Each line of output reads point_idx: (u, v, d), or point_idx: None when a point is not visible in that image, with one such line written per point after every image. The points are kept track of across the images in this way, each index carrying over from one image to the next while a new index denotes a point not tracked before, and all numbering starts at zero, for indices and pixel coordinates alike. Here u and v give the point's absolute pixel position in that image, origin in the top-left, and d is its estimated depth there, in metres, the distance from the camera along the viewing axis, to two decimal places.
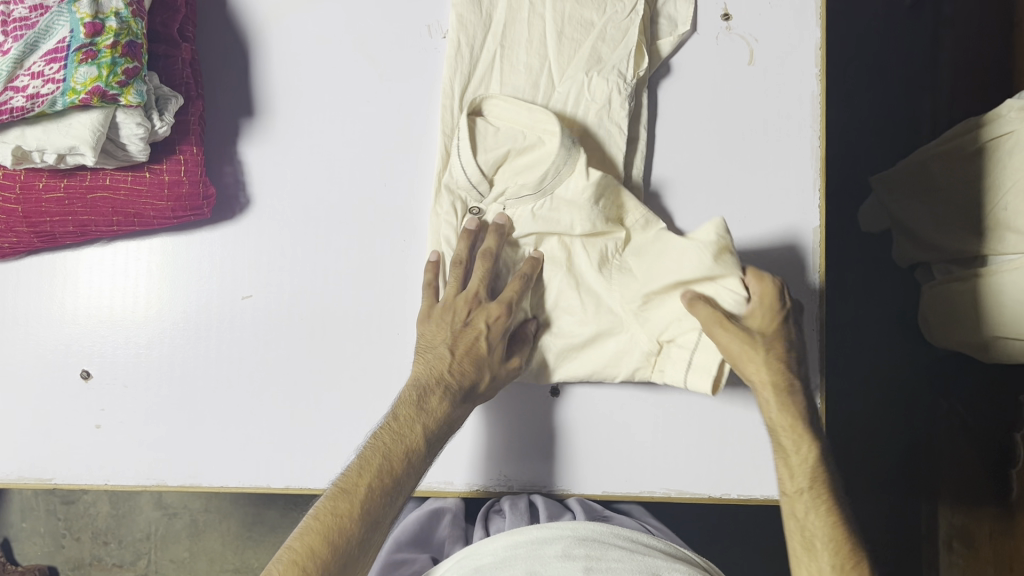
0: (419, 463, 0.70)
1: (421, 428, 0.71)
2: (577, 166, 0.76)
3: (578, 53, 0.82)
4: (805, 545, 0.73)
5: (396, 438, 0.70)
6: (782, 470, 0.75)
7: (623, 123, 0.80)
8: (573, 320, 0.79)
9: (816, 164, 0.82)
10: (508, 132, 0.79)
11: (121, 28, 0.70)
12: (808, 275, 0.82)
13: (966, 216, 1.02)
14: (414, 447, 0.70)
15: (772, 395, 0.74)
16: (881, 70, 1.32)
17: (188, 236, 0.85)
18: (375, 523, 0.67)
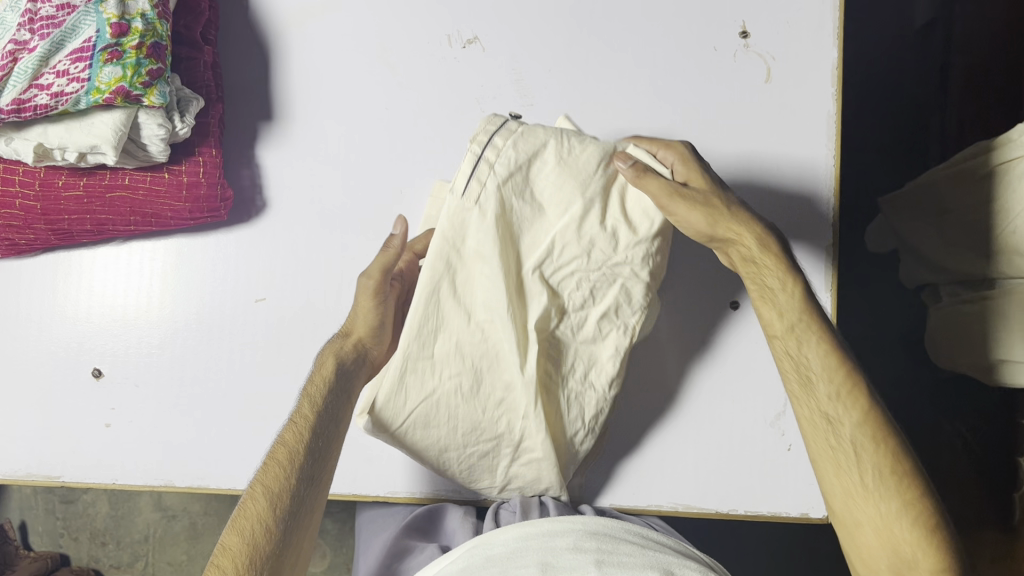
0: (322, 425, 0.68)
1: (307, 403, 0.69)
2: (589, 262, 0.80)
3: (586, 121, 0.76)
4: (803, 384, 0.67)
5: (288, 420, 0.68)
6: (768, 311, 0.69)
7: None
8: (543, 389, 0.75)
9: (831, 183, 0.82)
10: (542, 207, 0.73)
11: (146, 30, 0.70)
12: (819, 293, 0.83)
13: (972, 239, 1.02)
14: (306, 416, 0.67)
15: (748, 239, 0.69)
16: (892, 92, 1.32)
17: (202, 238, 0.85)
18: (295, 498, 0.63)
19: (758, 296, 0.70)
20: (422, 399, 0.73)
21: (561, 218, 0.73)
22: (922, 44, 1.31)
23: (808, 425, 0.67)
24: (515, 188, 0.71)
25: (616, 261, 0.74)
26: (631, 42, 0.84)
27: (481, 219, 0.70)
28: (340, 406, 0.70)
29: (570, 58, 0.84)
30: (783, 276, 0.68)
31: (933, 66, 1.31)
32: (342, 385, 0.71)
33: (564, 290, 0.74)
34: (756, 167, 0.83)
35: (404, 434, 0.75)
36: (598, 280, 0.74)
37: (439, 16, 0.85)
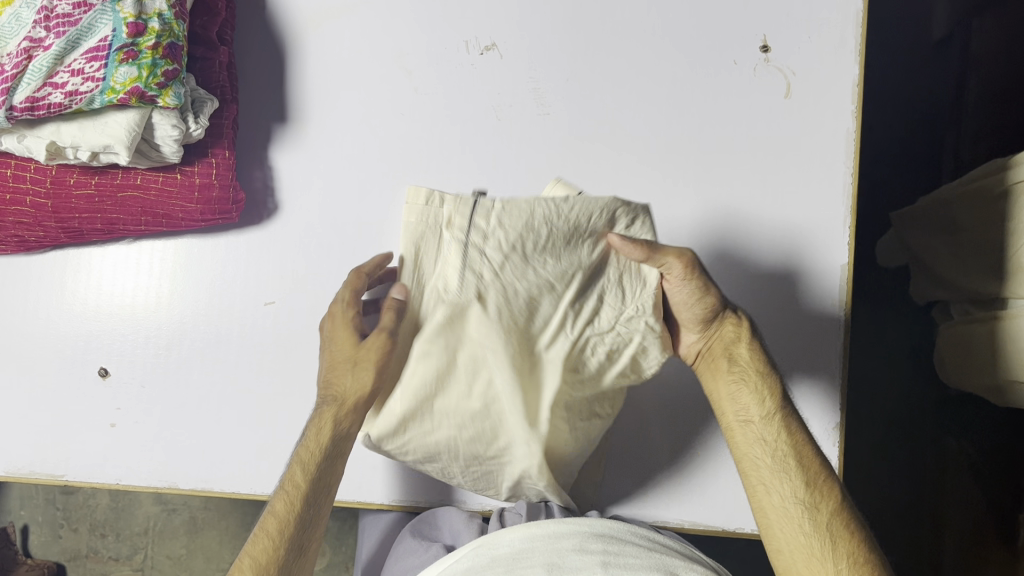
0: (315, 494, 0.69)
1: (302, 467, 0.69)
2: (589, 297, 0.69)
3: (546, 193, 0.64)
4: (774, 470, 0.67)
5: (283, 482, 0.70)
6: (744, 397, 0.70)
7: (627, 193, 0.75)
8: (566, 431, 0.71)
9: (849, 201, 0.81)
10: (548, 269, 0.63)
11: (163, 30, 0.69)
12: (833, 310, 0.81)
13: (985, 259, 1.01)
14: (298, 482, 0.69)
15: (746, 338, 0.72)
16: (908, 105, 1.31)
17: (214, 239, 0.85)
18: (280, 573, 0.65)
19: (733, 385, 0.71)
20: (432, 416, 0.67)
21: (553, 274, 0.64)
22: (941, 58, 1.30)
23: (774, 511, 0.66)
24: (514, 269, 0.62)
25: (627, 315, 0.67)
26: (650, 53, 0.83)
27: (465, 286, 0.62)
28: (335, 468, 0.70)
29: (588, 67, 0.83)
30: (757, 365, 0.71)
31: (950, 80, 1.30)
32: (338, 447, 0.70)
33: (585, 355, 0.67)
34: (773, 181, 0.82)
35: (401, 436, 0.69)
36: (615, 342, 0.68)
37: (458, 22, 0.84)
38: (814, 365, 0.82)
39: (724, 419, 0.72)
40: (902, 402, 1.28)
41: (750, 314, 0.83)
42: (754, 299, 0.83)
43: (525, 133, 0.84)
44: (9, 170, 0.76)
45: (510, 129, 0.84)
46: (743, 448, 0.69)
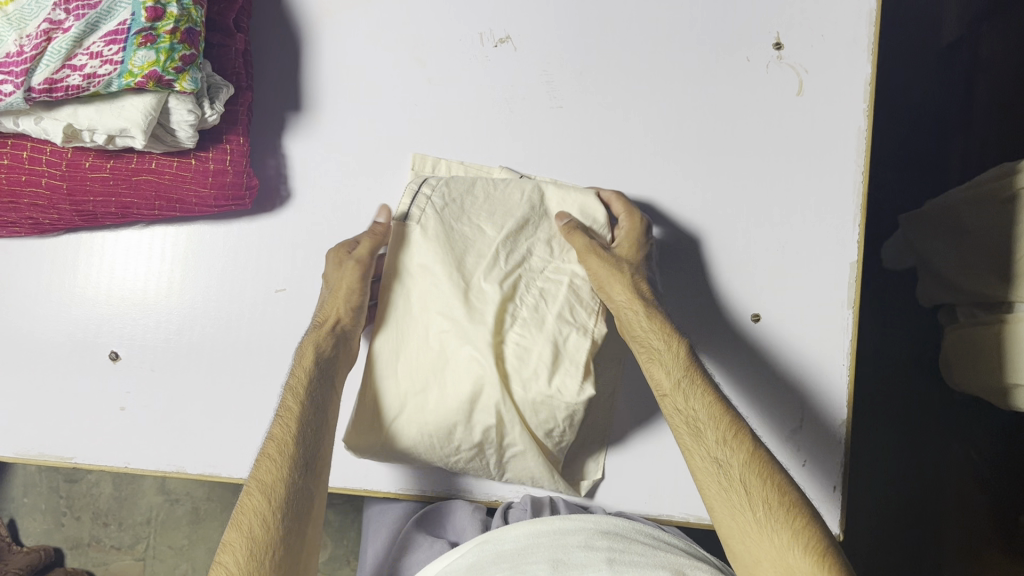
0: (302, 456, 0.66)
1: (279, 444, 0.65)
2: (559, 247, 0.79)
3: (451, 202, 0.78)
4: (691, 433, 0.66)
5: (259, 461, 0.65)
6: (657, 373, 0.70)
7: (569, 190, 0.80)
8: (546, 369, 0.73)
9: (858, 199, 0.81)
10: (455, 249, 0.76)
11: (180, 15, 0.70)
12: (841, 308, 0.82)
13: (991, 262, 1.01)
14: (280, 447, 0.65)
15: (640, 309, 0.74)
16: (916, 108, 1.31)
17: (225, 225, 0.85)
18: (290, 505, 0.62)
19: (647, 361, 0.71)
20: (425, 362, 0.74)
21: (497, 245, 0.77)
22: (951, 62, 1.30)
23: (702, 476, 0.64)
24: (453, 215, 0.78)
25: (552, 270, 0.78)
26: (662, 49, 0.83)
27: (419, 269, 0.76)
28: (317, 440, 0.68)
29: (601, 62, 0.84)
30: (659, 333, 0.72)
31: (959, 84, 1.30)
32: (317, 420, 0.69)
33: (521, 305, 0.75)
34: (783, 178, 0.82)
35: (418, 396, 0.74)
36: (545, 290, 0.77)
37: (473, 14, 0.84)
38: (821, 364, 0.82)
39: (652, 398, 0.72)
40: (906, 404, 1.28)
41: (760, 311, 0.83)
42: (764, 294, 0.83)
43: (537, 125, 0.84)
44: (26, 152, 0.77)
45: (522, 122, 0.84)
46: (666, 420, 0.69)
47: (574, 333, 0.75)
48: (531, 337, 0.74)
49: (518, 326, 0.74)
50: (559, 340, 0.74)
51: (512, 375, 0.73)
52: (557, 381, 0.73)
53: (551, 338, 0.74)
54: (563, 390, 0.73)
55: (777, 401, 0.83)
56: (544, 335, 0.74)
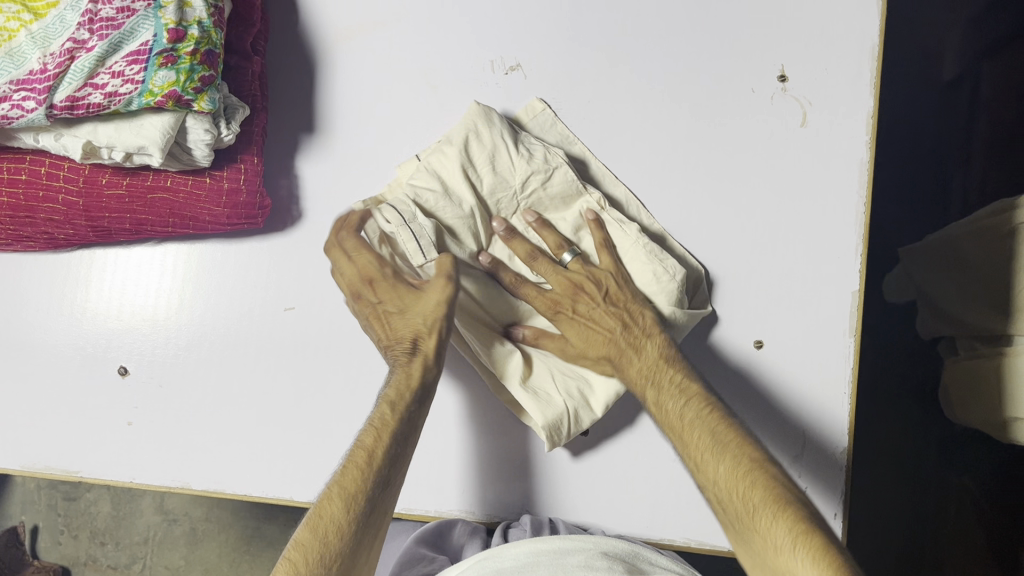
0: (389, 465, 0.64)
1: (373, 442, 0.65)
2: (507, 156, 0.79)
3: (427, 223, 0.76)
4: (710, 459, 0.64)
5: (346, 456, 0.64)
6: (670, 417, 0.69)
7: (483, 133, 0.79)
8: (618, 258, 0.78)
9: (860, 230, 0.83)
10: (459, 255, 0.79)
11: (201, 37, 0.71)
12: (843, 336, 0.83)
13: (991, 295, 1.02)
14: (368, 449, 0.64)
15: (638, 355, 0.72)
16: (918, 142, 1.33)
17: (237, 244, 0.86)
18: (367, 519, 0.61)
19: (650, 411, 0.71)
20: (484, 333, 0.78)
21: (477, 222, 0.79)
22: (952, 99, 1.32)
23: (720, 506, 0.63)
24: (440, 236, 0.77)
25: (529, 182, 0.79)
26: (669, 79, 0.85)
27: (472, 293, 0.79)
28: (408, 441, 0.67)
29: (609, 91, 0.86)
30: (653, 364, 0.71)
31: (960, 119, 1.31)
32: (410, 421, 0.68)
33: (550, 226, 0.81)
34: (787, 207, 0.84)
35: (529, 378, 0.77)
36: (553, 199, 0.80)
37: (484, 43, 0.86)
38: (822, 391, 0.83)
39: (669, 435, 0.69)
40: (906, 436, 1.28)
41: (762, 337, 0.84)
42: (768, 320, 0.84)
43: None
44: (44, 168, 0.78)
45: None
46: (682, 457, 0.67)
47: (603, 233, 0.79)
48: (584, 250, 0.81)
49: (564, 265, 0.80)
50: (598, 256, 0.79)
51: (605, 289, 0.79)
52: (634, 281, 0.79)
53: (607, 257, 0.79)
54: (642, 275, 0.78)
55: (781, 425, 0.83)
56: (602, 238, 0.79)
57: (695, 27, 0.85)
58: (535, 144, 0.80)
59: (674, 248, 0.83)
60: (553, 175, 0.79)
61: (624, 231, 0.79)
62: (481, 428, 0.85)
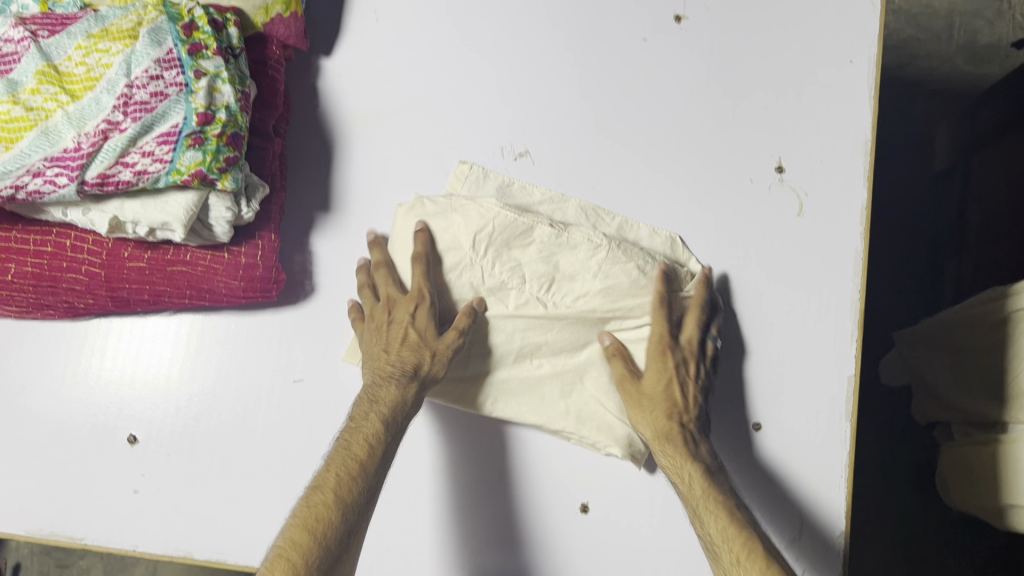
0: (362, 472, 0.71)
1: (341, 470, 0.71)
2: (456, 231, 0.84)
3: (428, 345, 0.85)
4: (746, 545, 0.69)
5: (330, 465, 0.71)
6: (710, 496, 0.74)
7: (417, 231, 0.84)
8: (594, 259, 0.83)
9: (856, 315, 0.85)
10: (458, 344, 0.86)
11: (228, 120, 0.76)
12: (840, 421, 0.85)
13: (985, 382, 1.04)
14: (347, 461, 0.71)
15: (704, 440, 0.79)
16: (913, 230, 1.36)
17: (249, 316, 0.89)
18: (340, 525, 0.67)
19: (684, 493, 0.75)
20: (520, 386, 0.86)
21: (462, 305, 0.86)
22: (944, 189, 1.36)
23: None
24: None
25: (480, 239, 0.83)
26: (672, 167, 0.89)
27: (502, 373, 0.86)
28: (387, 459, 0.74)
29: (615, 177, 0.89)
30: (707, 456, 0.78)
31: (952, 208, 1.35)
32: (381, 461, 0.73)
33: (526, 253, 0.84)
34: (784, 293, 0.86)
35: (575, 421, 0.84)
36: (515, 235, 0.84)
37: (496, 130, 0.90)
38: (821, 475, 0.85)
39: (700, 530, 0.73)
40: (904, 521, 1.28)
41: (760, 420, 0.86)
42: (766, 402, 0.86)
43: None
44: (68, 240, 0.81)
45: None
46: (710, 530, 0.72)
47: (568, 245, 0.84)
48: (563, 260, 0.84)
49: (557, 294, 0.85)
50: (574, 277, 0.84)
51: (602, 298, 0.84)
52: (612, 290, 0.84)
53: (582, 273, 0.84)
54: (616, 276, 0.83)
55: (783, 510, 0.85)
56: (566, 245, 0.84)
57: (698, 120, 0.89)
58: (467, 203, 0.84)
59: (639, 231, 0.88)
60: (496, 223, 0.83)
61: (579, 241, 0.83)
62: (485, 503, 0.87)
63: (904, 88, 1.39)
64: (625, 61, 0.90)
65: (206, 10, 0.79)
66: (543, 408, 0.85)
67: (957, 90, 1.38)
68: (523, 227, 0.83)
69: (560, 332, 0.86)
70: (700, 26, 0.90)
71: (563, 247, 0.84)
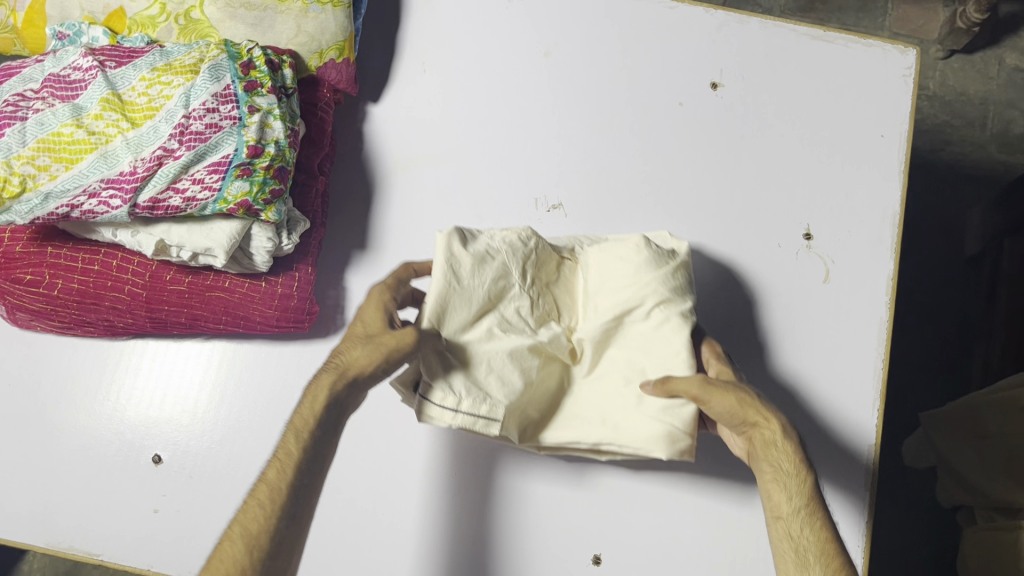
0: (286, 503, 0.62)
1: (257, 504, 0.62)
2: (501, 262, 0.75)
3: (480, 377, 0.72)
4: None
5: (249, 498, 0.62)
6: (796, 511, 0.65)
7: (453, 255, 0.72)
8: (603, 268, 0.79)
9: (879, 385, 0.86)
10: (501, 370, 0.73)
11: (276, 154, 0.80)
12: (860, 489, 0.84)
13: (1010, 466, 1.03)
14: (263, 494, 0.62)
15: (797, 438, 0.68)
16: (941, 310, 1.36)
17: (280, 347, 0.91)
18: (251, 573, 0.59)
19: (777, 491, 0.66)
20: (556, 411, 0.77)
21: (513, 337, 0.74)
22: (972, 274, 1.37)
23: None
24: (476, 383, 0.71)
25: (512, 257, 0.76)
26: (702, 226, 0.91)
27: (535, 395, 0.75)
28: (315, 474, 0.64)
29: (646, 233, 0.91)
30: (796, 461, 0.66)
31: (981, 291, 1.36)
32: (307, 481, 0.63)
33: (545, 275, 0.79)
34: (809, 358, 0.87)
35: (611, 435, 0.74)
36: (529, 256, 0.77)
37: (532, 181, 0.93)
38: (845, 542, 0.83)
39: (778, 540, 0.66)
40: None
41: None
42: None
43: None
44: (115, 261, 0.85)
45: None
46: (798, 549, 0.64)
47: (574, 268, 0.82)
48: (579, 280, 0.81)
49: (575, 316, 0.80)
50: (591, 291, 0.79)
51: (613, 298, 0.77)
52: (627, 287, 0.76)
53: (597, 288, 0.78)
54: (631, 276, 0.77)
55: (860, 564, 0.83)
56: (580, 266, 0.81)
57: (730, 184, 0.91)
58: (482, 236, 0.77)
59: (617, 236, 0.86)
60: (530, 250, 0.78)
61: (591, 260, 0.80)
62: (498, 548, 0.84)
63: (936, 170, 1.41)
64: (662, 125, 0.93)
65: (265, 51, 0.84)
66: (580, 429, 0.75)
67: (988, 176, 1.40)
68: (548, 251, 0.80)
69: (579, 347, 0.77)
70: (737, 96, 0.93)
71: (578, 270, 0.81)
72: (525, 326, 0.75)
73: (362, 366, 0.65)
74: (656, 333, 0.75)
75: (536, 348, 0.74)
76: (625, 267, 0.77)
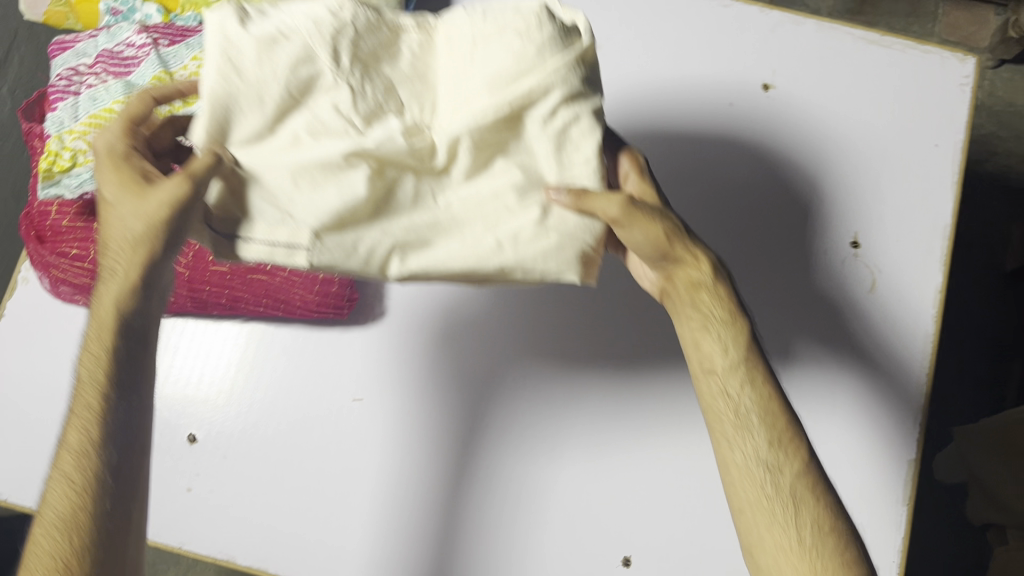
0: (96, 455, 0.64)
1: (76, 461, 0.63)
2: (296, 21, 0.57)
3: (322, 189, 0.58)
4: (761, 422, 0.69)
5: (66, 449, 0.64)
6: (712, 348, 0.71)
7: (230, 44, 0.55)
8: (461, 48, 0.60)
9: (922, 401, 0.85)
10: (325, 190, 0.58)
11: None
12: (896, 504, 0.83)
13: None
14: (79, 447, 0.63)
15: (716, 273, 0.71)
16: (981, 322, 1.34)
17: (318, 332, 0.91)
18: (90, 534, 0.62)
19: (702, 332, 0.71)
20: (427, 229, 0.61)
21: (342, 122, 0.58)
22: (1016, 289, 1.34)
23: (762, 512, 0.67)
24: (293, 189, 0.58)
25: (344, 33, 0.58)
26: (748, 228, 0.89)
27: (411, 214, 0.61)
28: (122, 417, 0.65)
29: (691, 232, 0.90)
30: (725, 305, 0.71)
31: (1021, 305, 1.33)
32: (112, 421, 0.64)
33: (383, 52, 0.60)
34: (850, 367, 0.86)
35: (508, 245, 0.61)
36: (376, 29, 0.60)
37: None
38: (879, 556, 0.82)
39: (700, 375, 0.72)
40: None
41: None
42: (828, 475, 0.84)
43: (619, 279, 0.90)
44: None
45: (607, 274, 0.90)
46: (723, 390, 0.70)
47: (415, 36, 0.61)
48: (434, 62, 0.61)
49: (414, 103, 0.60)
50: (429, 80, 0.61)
51: (487, 95, 0.58)
52: (511, 71, 0.58)
53: (451, 78, 0.60)
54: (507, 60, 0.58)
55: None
56: (428, 44, 0.62)
57: (777, 187, 0.90)
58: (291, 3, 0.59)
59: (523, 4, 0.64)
60: (360, 25, 0.59)
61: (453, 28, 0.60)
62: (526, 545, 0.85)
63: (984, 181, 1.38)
64: (711, 124, 0.92)
65: None
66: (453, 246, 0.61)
67: None
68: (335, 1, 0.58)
69: (460, 165, 0.60)
70: (789, 98, 0.92)
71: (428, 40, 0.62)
72: (345, 125, 0.57)
73: (139, 263, 0.64)
74: (560, 136, 0.60)
75: (356, 156, 0.57)
76: (486, 51, 0.58)
